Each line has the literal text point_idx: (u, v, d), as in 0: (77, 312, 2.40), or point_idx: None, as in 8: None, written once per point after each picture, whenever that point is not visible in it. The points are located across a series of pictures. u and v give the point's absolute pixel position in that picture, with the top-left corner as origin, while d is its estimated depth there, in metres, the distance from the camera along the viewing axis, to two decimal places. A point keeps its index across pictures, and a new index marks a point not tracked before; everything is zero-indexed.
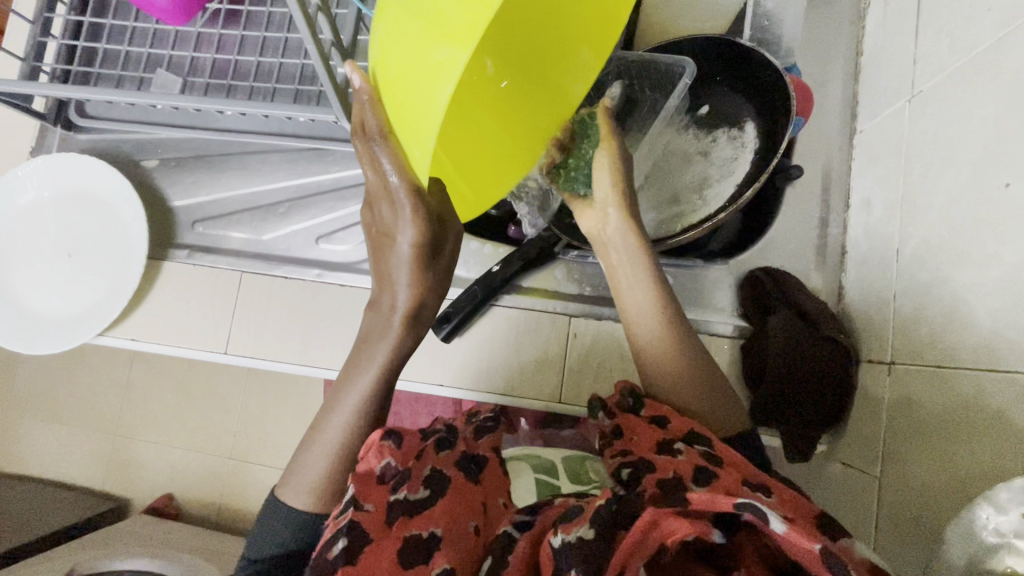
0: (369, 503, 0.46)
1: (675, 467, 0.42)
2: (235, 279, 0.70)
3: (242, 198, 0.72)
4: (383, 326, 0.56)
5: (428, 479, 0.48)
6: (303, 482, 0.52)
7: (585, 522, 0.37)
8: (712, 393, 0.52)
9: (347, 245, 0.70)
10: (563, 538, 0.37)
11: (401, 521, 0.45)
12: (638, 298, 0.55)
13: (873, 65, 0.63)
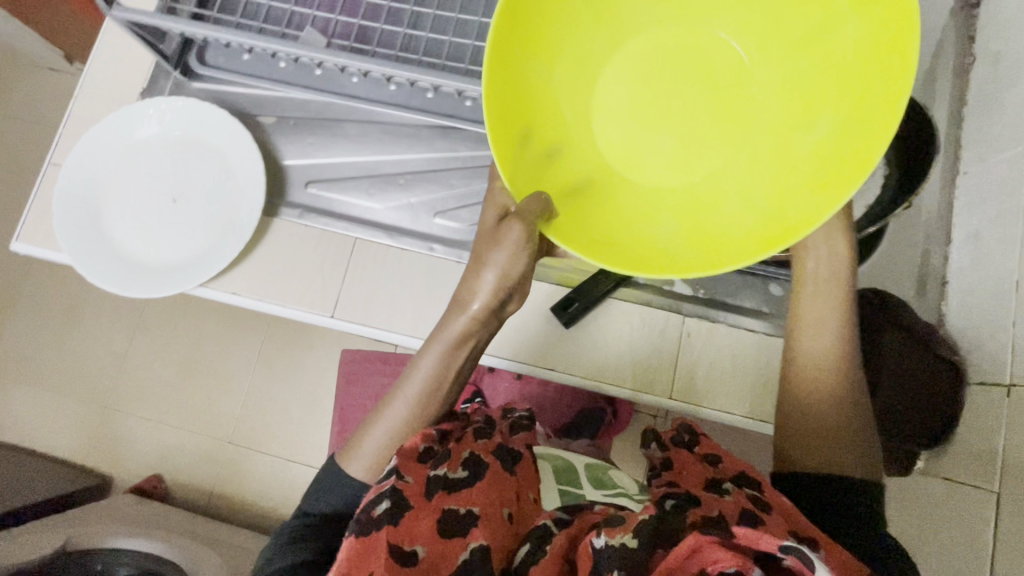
0: (409, 477, 0.58)
1: (719, 504, 0.53)
2: (349, 243, 0.70)
3: (361, 165, 0.72)
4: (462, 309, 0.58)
5: (465, 462, 0.61)
6: (360, 454, 0.65)
7: (627, 531, 0.48)
8: (847, 438, 0.57)
9: (463, 223, 0.71)
10: (605, 540, 0.47)
11: (439, 496, 0.57)
12: (822, 344, 0.58)
13: (981, 113, 0.68)
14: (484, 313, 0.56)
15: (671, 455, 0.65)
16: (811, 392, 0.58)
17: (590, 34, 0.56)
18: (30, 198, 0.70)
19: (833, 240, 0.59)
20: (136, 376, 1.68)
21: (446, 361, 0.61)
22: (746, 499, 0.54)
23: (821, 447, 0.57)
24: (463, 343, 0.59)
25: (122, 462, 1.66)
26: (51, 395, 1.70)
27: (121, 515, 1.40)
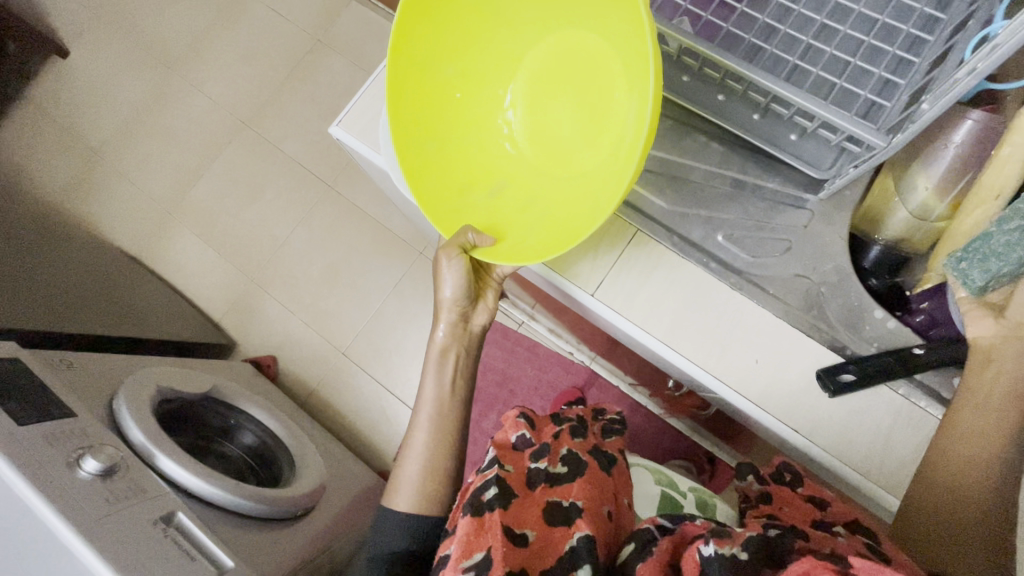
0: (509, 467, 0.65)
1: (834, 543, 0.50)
2: (628, 232, 0.70)
3: (663, 160, 0.72)
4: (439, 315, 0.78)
5: (563, 456, 0.66)
6: (402, 486, 0.74)
7: (735, 544, 0.46)
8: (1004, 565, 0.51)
9: (747, 250, 0.68)
10: (715, 548, 0.46)
11: (542, 487, 0.63)
12: (979, 445, 0.55)
13: None
14: (453, 328, 0.79)
15: (771, 492, 0.63)
16: (944, 485, 0.55)
17: (482, 48, 0.70)
18: (364, 92, 0.76)
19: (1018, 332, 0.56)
20: (287, 264, 1.82)
21: (443, 379, 0.78)
22: (861, 542, 0.50)
23: (952, 544, 0.52)
24: (451, 350, 0.79)
25: (249, 333, 1.80)
26: (212, 252, 1.87)
27: (245, 380, 1.51)
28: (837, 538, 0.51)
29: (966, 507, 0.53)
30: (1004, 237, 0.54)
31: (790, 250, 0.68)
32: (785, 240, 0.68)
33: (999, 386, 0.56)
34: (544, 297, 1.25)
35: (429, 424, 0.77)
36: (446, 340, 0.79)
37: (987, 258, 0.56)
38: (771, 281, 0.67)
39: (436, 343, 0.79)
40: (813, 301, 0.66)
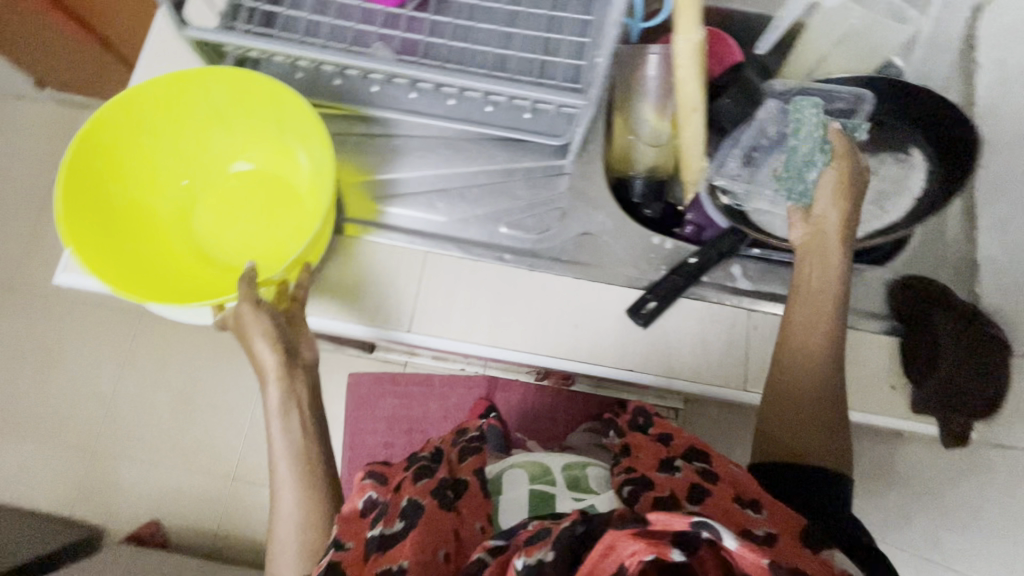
0: (348, 543, 0.59)
1: (671, 485, 0.59)
2: (420, 256, 0.70)
3: (427, 181, 0.74)
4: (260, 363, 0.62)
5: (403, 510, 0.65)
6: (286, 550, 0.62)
7: (546, 547, 0.50)
8: (823, 438, 0.60)
9: (530, 230, 0.72)
10: (525, 560, 0.50)
11: (375, 555, 0.58)
12: (814, 328, 0.62)
13: (994, 111, 0.75)
14: (287, 385, 0.62)
15: (629, 442, 0.69)
16: (792, 370, 0.62)
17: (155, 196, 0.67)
18: None
19: (828, 219, 0.63)
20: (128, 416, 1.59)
21: (294, 436, 0.63)
22: (694, 475, 0.60)
23: (801, 428, 0.61)
24: (292, 404, 0.63)
25: (113, 510, 1.54)
26: (27, 442, 1.56)
27: (122, 565, 1.29)
28: (675, 476, 0.61)
29: (807, 389, 0.61)
30: (803, 144, 0.69)
31: (564, 215, 0.73)
32: (556, 209, 0.73)
33: (815, 262, 0.63)
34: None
35: (296, 484, 0.63)
36: (281, 398, 0.62)
37: (800, 168, 0.68)
38: (560, 250, 0.72)
39: (270, 406, 0.62)
40: (600, 252, 0.72)
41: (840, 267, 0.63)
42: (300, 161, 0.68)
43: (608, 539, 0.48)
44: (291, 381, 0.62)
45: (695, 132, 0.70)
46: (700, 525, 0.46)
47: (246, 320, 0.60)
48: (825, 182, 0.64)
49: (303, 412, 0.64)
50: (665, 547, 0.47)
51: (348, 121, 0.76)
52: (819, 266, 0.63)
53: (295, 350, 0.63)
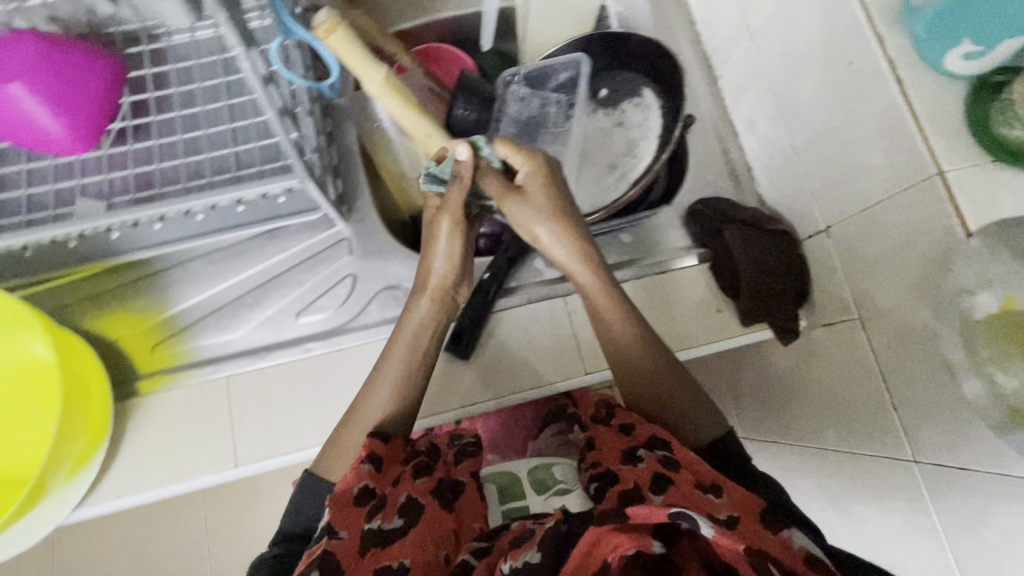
0: (344, 530, 0.52)
1: (636, 476, 0.56)
2: (222, 383, 0.66)
3: (207, 304, 0.69)
4: (425, 280, 0.64)
5: (399, 508, 0.56)
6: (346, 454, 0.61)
7: (530, 548, 0.48)
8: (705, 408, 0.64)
9: (327, 310, 0.69)
10: (510, 563, 0.48)
11: (375, 552, 0.52)
12: (632, 343, 0.63)
13: (707, 25, 0.78)
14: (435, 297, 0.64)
15: (594, 437, 0.68)
16: (649, 379, 0.64)
17: None
18: None
19: (557, 248, 0.62)
20: None
21: (381, 397, 0.62)
22: (659, 463, 0.56)
23: (669, 416, 0.64)
24: (434, 322, 0.64)
25: None
26: None
27: None
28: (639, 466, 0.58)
29: (661, 386, 0.64)
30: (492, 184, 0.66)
31: (357, 280, 0.71)
32: (347, 277, 0.71)
33: (603, 300, 0.63)
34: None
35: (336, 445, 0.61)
36: (417, 327, 0.63)
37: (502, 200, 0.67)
38: (366, 316, 0.69)
39: (411, 319, 0.63)
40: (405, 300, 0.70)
41: (585, 276, 0.63)
42: (39, 351, 0.62)
43: (591, 537, 0.45)
44: (415, 332, 0.63)
45: (445, 148, 0.68)
46: (677, 518, 0.43)
47: (436, 231, 0.63)
48: (536, 197, 0.62)
49: (401, 374, 0.62)
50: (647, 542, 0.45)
51: (98, 277, 0.69)
52: (605, 303, 0.63)
53: (461, 279, 0.65)
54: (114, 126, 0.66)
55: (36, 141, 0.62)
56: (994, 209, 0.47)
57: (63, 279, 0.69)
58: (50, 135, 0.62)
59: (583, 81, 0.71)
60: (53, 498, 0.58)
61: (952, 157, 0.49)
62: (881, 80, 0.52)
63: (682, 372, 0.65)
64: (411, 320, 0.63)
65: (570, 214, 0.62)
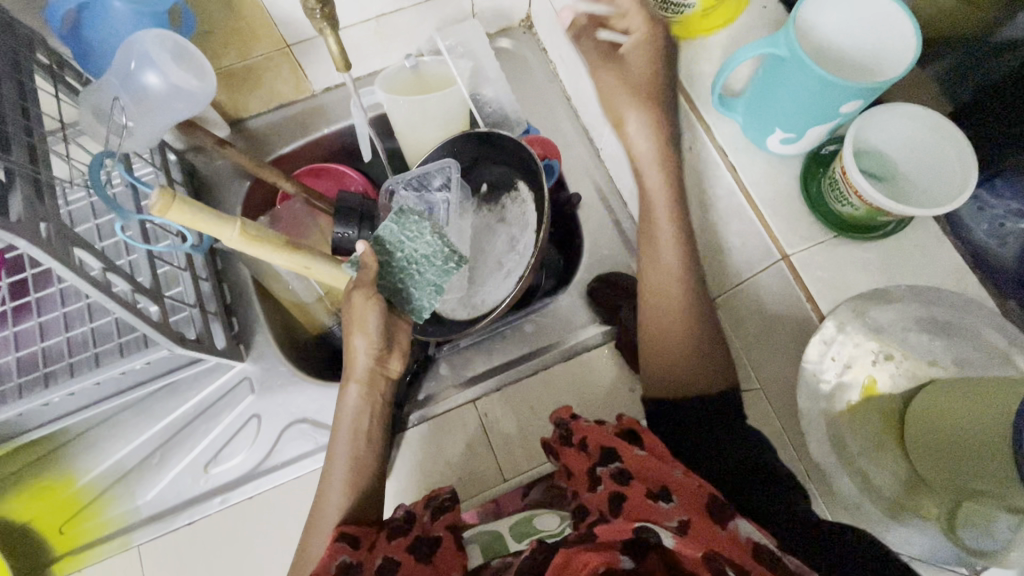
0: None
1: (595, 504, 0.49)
2: (132, 555, 0.64)
3: (111, 471, 0.68)
4: (359, 370, 0.59)
5: (379, 568, 0.49)
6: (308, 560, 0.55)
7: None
8: (689, 338, 0.54)
9: (237, 456, 0.68)
10: None
11: None
12: (661, 265, 0.56)
13: (580, 101, 0.79)
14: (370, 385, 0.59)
15: (563, 461, 0.55)
16: (659, 306, 0.56)
17: None
18: None
19: (636, 121, 0.55)
20: None
21: (343, 493, 0.57)
22: (615, 481, 0.49)
23: (690, 366, 0.54)
24: (373, 405, 0.59)
25: None
26: None
27: None
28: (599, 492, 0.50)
29: (674, 315, 0.55)
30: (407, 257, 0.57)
31: (262, 419, 0.70)
32: (251, 418, 0.69)
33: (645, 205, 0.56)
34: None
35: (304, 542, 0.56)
36: (356, 407, 0.59)
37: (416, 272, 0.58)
38: (274, 456, 0.68)
39: (345, 410, 0.59)
40: (313, 433, 0.69)
41: (652, 172, 0.55)
42: None
43: (560, 557, 0.42)
44: (355, 420, 0.59)
45: (330, 272, 0.68)
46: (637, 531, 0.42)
47: (353, 313, 0.56)
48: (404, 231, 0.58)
49: (351, 464, 0.58)
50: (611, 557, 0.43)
51: (4, 459, 0.67)
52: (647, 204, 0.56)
53: (390, 354, 0.59)
54: None
55: None
56: (843, 286, 0.46)
57: None
58: None
59: (456, 184, 0.71)
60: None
61: (793, 238, 0.48)
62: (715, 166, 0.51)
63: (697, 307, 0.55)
64: (360, 397, 0.59)
65: (663, 100, 0.55)
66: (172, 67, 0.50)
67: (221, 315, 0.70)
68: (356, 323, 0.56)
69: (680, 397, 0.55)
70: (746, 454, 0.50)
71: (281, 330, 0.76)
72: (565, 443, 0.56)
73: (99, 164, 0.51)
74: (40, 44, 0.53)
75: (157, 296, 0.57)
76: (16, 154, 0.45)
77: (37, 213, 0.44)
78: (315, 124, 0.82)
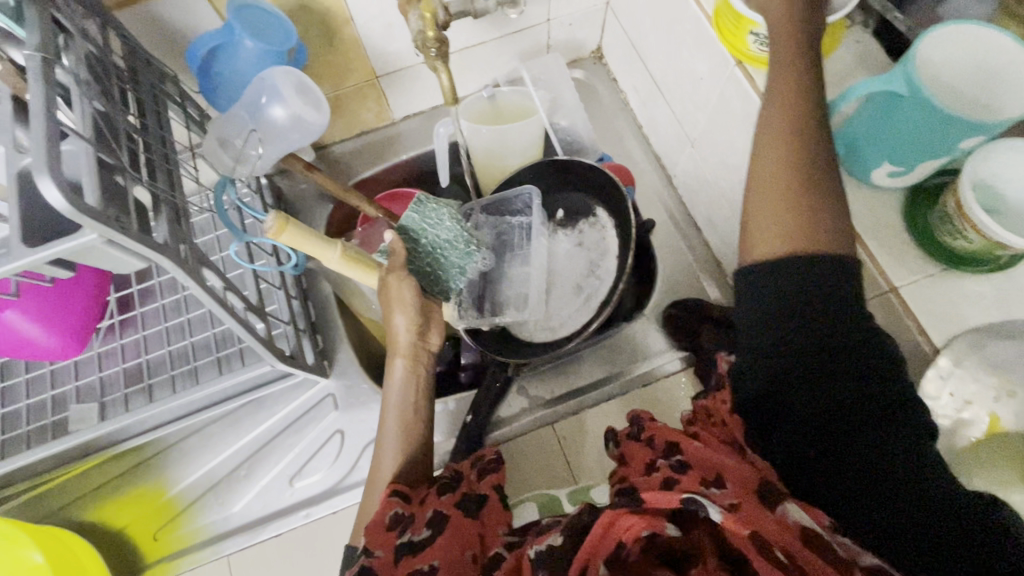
0: (378, 550, 0.45)
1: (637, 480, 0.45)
2: (223, 563, 0.67)
3: (201, 481, 0.70)
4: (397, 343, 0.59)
5: (431, 520, 0.48)
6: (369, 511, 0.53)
7: (556, 532, 0.42)
8: (793, 209, 0.43)
9: (321, 471, 0.70)
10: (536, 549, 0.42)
11: (407, 560, 0.45)
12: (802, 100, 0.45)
13: (652, 129, 0.80)
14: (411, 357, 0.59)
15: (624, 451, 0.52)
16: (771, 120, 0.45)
17: None
18: None
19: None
20: None
21: (404, 446, 0.56)
22: (670, 469, 0.45)
23: (774, 150, 0.45)
24: (418, 378, 0.59)
25: None
26: None
27: None
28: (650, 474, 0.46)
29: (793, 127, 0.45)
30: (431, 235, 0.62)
31: (344, 434, 0.72)
32: (334, 433, 0.72)
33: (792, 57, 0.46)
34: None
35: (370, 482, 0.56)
36: (403, 382, 0.58)
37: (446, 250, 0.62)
38: (356, 472, 0.70)
39: (393, 387, 0.58)
40: None
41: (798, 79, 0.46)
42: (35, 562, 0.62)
43: (605, 517, 0.41)
44: (403, 399, 0.58)
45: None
46: (687, 502, 0.39)
47: (389, 293, 0.58)
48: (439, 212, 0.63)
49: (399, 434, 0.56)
50: (660, 524, 0.40)
51: (103, 466, 0.71)
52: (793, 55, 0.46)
53: (429, 329, 0.60)
54: (102, 325, 0.70)
55: (27, 354, 0.63)
56: (956, 319, 0.46)
57: (65, 475, 0.70)
58: (40, 344, 0.63)
59: (535, 211, 0.73)
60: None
61: (899, 269, 0.48)
62: None
63: (812, 142, 0.44)
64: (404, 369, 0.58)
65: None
66: (296, 98, 0.56)
67: (309, 331, 0.72)
68: (393, 296, 0.58)
69: (807, 254, 0.43)
70: (832, 371, 0.41)
71: (360, 347, 0.78)
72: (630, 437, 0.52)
73: (224, 189, 0.55)
74: (171, 78, 0.57)
75: (263, 314, 0.60)
76: (161, 182, 0.49)
77: (178, 236, 0.48)
78: (393, 150, 0.86)
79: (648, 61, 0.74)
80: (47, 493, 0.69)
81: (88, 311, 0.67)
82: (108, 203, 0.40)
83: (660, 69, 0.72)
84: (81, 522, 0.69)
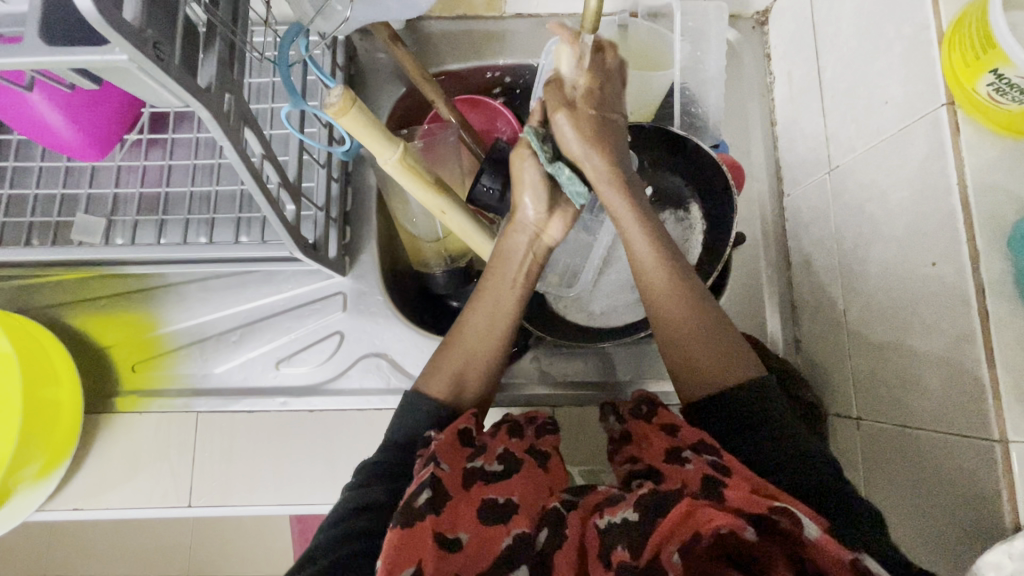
0: (444, 463, 0.44)
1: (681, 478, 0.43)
2: (190, 418, 0.65)
3: (191, 331, 0.68)
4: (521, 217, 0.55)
5: (502, 457, 0.47)
6: (444, 371, 0.52)
7: (629, 506, 0.40)
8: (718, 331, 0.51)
9: (308, 365, 0.67)
10: (610, 520, 0.40)
11: (477, 488, 0.44)
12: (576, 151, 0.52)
13: (788, 133, 0.68)
14: (531, 237, 0.55)
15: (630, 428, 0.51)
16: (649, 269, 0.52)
17: None
18: None
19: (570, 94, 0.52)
20: None
21: (493, 320, 0.53)
22: (708, 465, 0.42)
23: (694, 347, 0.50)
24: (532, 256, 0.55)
25: None
26: None
27: None
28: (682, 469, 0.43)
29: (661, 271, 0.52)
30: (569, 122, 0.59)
31: (344, 338, 0.68)
32: (334, 333, 0.68)
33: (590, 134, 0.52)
34: (299, 529, 1.06)
35: (455, 336, 0.53)
36: (520, 249, 0.55)
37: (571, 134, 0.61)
38: (343, 380, 0.67)
39: (503, 249, 0.55)
40: (387, 373, 0.67)
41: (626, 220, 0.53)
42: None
43: (684, 505, 0.38)
44: (506, 260, 0.55)
45: (461, 224, 0.60)
46: (772, 511, 0.37)
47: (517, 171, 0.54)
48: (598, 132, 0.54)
49: (492, 296, 0.54)
50: (743, 524, 0.36)
51: (100, 282, 0.68)
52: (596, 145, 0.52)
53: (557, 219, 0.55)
54: (129, 138, 0.64)
55: (43, 141, 0.56)
56: None
57: (63, 275, 0.68)
58: (62, 139, 0.56)
59: None
60: (14, 503, 0.58)
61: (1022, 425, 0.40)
62: (961, 303, 0.43)
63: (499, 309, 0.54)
64: (523, 249, 0.55)
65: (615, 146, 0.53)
66: None
67: (340, 222, 0.66)
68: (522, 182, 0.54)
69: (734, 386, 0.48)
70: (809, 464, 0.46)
71: (386, 255, 0.72)
72: (639, 415, 0.51)
73: (293, 37, 0.47)
74: None
75: (297, 197, 0.53)
76: (221, 8, 0.40)
77: (225, 81, 0.40)
78: (490, 48, 0.73)
79: (823, 51, 0.60)
80: (45, 285, 0.68)
81: (119, 121, 0.59)
82: (152, 20, 0.32)
83: (835, 68, 0.58)
84: (64, 327, 0.68)
